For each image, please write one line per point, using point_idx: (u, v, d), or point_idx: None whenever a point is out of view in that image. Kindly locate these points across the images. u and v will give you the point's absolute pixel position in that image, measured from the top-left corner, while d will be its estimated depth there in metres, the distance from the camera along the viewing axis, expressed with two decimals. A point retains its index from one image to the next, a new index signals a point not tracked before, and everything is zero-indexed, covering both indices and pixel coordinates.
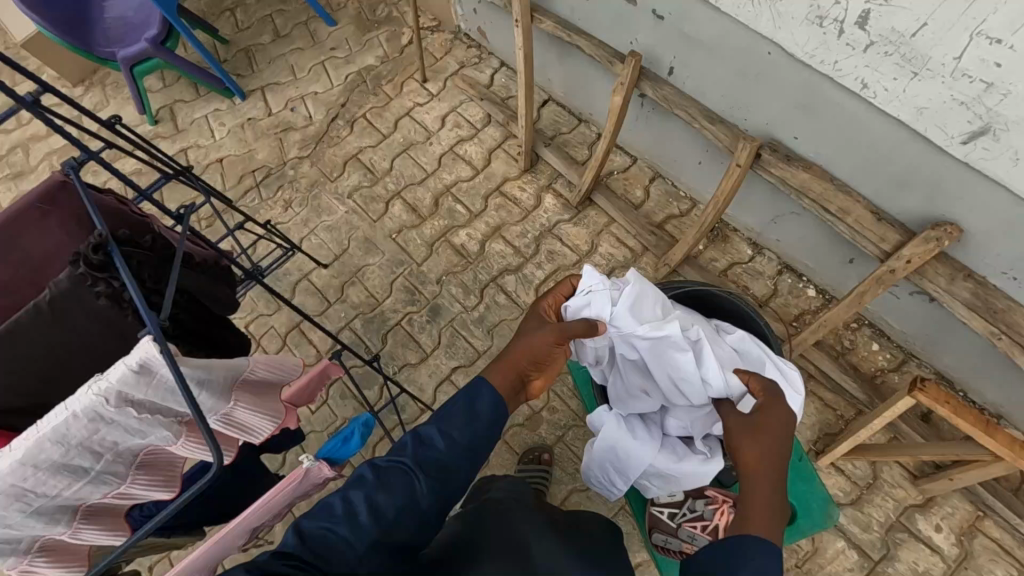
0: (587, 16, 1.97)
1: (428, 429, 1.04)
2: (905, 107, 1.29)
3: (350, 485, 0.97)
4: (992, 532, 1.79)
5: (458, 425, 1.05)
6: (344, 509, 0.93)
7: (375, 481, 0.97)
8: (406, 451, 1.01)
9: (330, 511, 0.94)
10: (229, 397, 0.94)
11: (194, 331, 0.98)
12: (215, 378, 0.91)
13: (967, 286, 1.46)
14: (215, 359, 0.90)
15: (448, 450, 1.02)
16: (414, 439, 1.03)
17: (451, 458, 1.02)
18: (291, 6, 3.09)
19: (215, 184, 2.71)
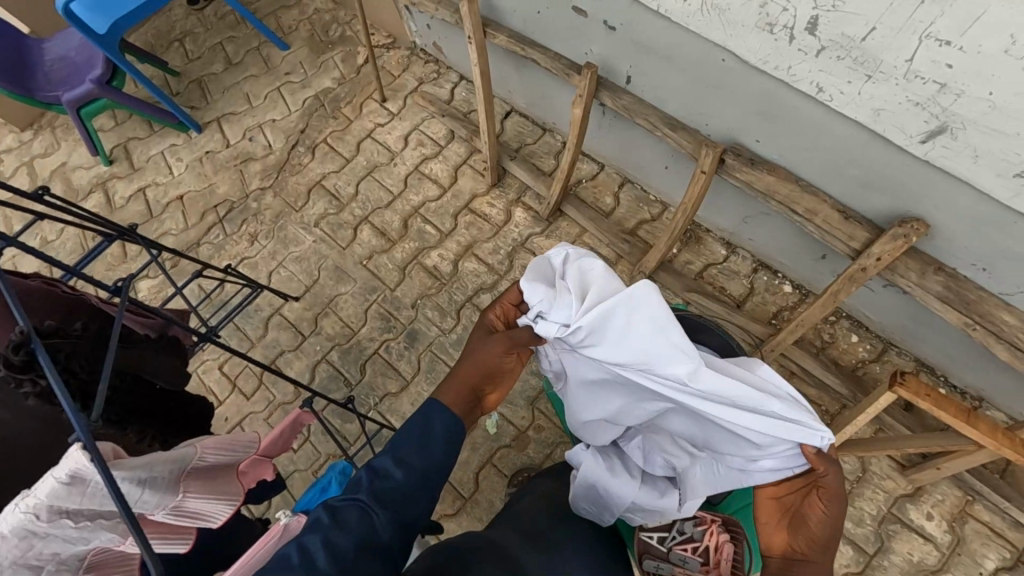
0: (540, 28, 1.94)
1: (384, 459, 0.97)
2: (862, 110, 1.27)
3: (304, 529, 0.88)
4: (983, 516, 1.79)
5: (413, 450, 0.98)
6: (302, 556, 0.83)
7: (331, 520, 0.88)
8: (361, 487, 0.94)
9: (287, 562, 0.83)
10: (177, 490, 0.85)
11: (138, 411, 0.96)
12: (157, 472, 0.82)
13: (938, 279, 1.45)
14: (156, 457, 0.81)
15: (410, 483, 0.96)
16: (369, 472, 0.95)
17: (411, 491, 0.95)
18: (241, 33, 3.02)
19: (177, 223, 2.64)
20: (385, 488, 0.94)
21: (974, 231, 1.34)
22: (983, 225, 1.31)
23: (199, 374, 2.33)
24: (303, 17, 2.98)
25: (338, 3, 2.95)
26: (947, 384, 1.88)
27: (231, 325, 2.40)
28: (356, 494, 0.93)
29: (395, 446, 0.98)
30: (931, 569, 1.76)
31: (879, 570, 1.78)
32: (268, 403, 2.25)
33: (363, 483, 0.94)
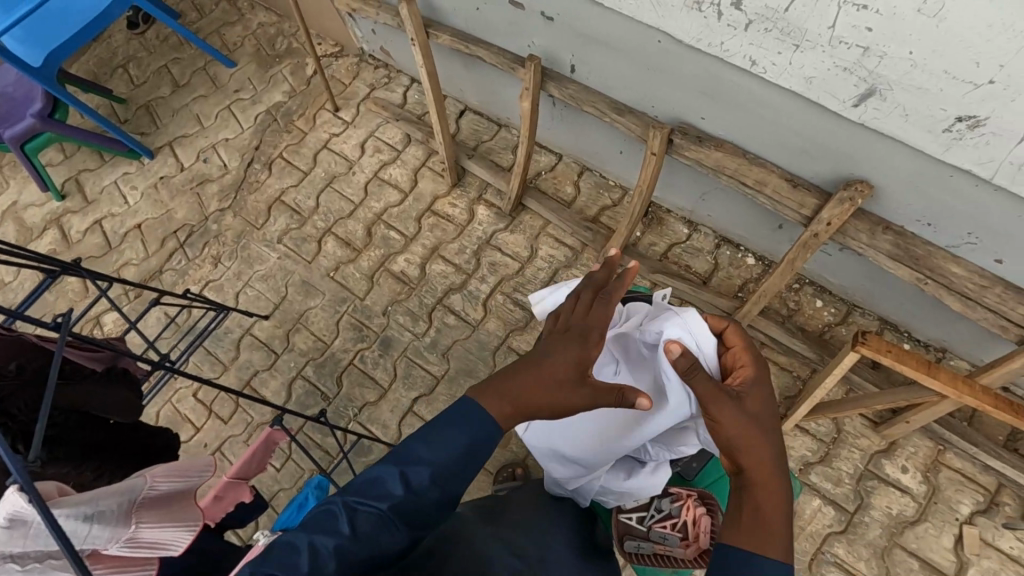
0: (481, 25, 1.93)
1: (420, 472, 0.86)
2: (795, 79, 1.30)
3: (315, 531, 0.82)
4: (954, 463, 1.84)
5: (451, 462, 0.87)
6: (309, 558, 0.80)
7: (345, 526, 0.82)
8: (380, 489, 0.85)
9: (295, 562, 0.79)
10: (129, 521, 0.85)
11: (95, 446, 0.98)
12: (104, 507, 0.83)
13: (888, 238, 1.48)
14: (102, 490, 0.82)
15: (434, 500, 0.87)
16: (399, 479, 0.85)
17: (433, 506, 0.86)
18: (186, 54, 2.97)
19: (138, 252, 2.59)
20: (407, 503, 0.85)
21: (914, 188, 1.37)
22: (922, 182, 1.34)
23: (174, 403, 2.30)
24: (247, 32, 2.94)
25: (281, 15, 2.92)
26: (910, 338, 1.92)
27: (201, 350, 2.36)
28: (377, 505, 0.84)
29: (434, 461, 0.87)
30: (910, 520, 1.81)
31: (861, 527, 1.82)
32: (246, 425, 2.22)
33: (388, 488, 0.85)
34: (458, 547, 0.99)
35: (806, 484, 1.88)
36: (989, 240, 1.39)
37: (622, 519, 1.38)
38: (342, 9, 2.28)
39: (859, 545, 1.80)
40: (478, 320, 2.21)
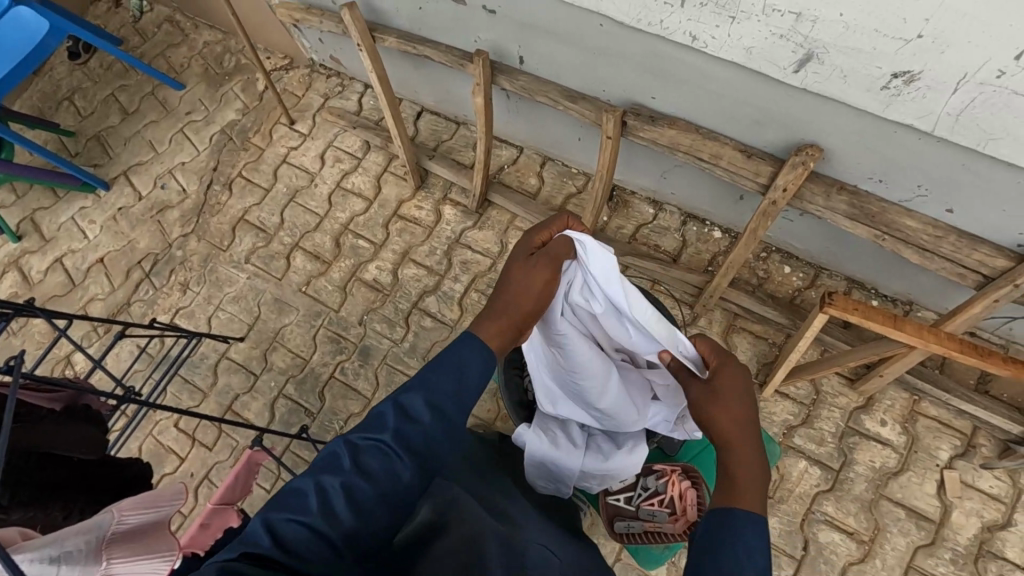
0: (425, 24, 1.92)
1: (415, 402, 0.93)
2: (735, 50, 1.31)
3: (322, 469, 0.88)
4: (930, 411, 1.89)
5: (445, 384, 0.95)
6: (318, 497, 0.85)
7: (350, 463, 0.88)
8: (386, 425, 0.91)
9: (303, 502, 0.84)
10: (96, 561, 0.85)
11: (41, 485, 0.97)
12: (71, 546, 0.83)
13: (843, 198, 1.50)
14: (65, 531, 0.82)
15: (432, 429, 0.92)
16: (397, 410, 0.92)
17: (431, 436, 0.92)
18: (132, 80, 2.91)
19: (103, 286, 2.54)
20: (410, 435, 0.91)
21: (862, 146, 1.40)
22: (869, 140, 1.37)
23: (155, 435, 2.26)
24: (193, 52, 2.89)
25: (226, 32, 2.87)
26: (878, 295, 1.96)
27: (178, 379, 2.33)
28: (379, 438, 0.90)
29: (430, 388, 0.94)
30: (893, 471, 1.85)
31: (847, 483, 1.86)
32: (231, 450, 2.19)
33: (388, 424, 0.91)
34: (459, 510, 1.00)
35: (791, 447, 1.91)
36: (938, 192, 1.42)
37: (610, 501, 1.46)
38: (286, 20, 2.25)
39: (847, 501, 1.84)
40: (455, 320, 2.21)
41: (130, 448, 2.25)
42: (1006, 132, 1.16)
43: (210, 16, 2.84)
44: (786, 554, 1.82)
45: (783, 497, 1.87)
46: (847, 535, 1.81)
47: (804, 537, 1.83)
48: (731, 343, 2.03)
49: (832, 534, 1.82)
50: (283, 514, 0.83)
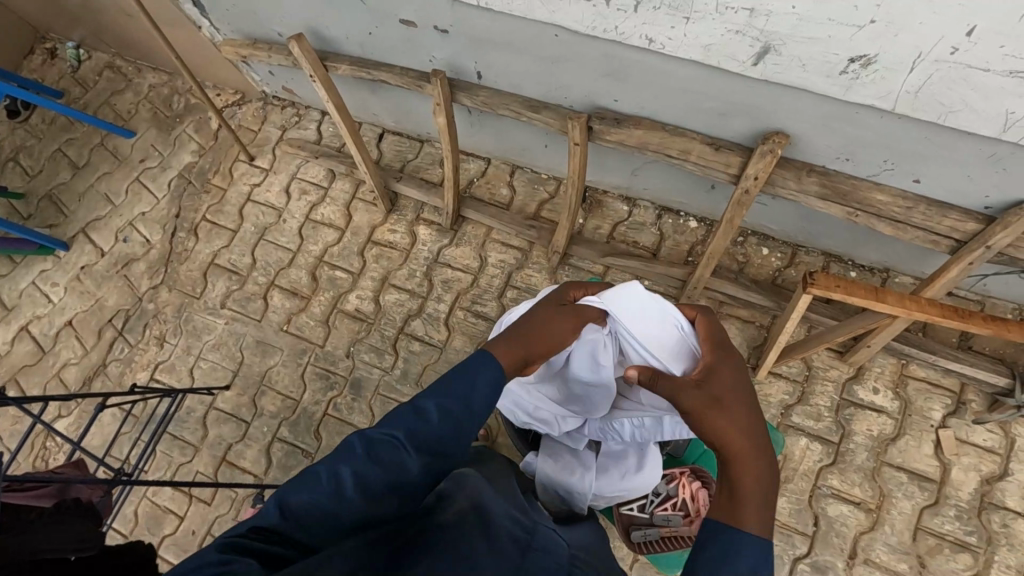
0: (377, 48, 1.88)
1: (428, 402, 0.98)
2: (693, 49, 1.32)
3: (337, 457, 0.93)
4: (919, 373, 1.93)
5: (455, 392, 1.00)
6: (330, 481, 0.90)
7: (362, 454, 0.92)
8: (400, 423, 0.96)
9: (317, 484, 0.90)
10: None
11: None
12: None
13: (813, 180, 1.52)
14: None
15: (441, 432, 0.96)
16: (414, 412, 0.97)
17: (440, 441, 0.96)
18: (78, 132, 2.81)
19: (75, 350, 2.45)
20: (421, 434, 0.95)
21: (826, 128, 1.41)
22: (833, 123, 1.39)
23: (150, 497, 2.19)
24: (139, 97, 2.80)
25: (171, 72, 2.78)
26: (856, 266, 1.99)
27: (167, 437, 2.26)
28: (395, 435, 0.95)
29: (443, 393, 1.00)
30: (891, 437, 1.89)
31: (849, 454, 1.89)
32: (231, 501, 2.14)
33: (401, 422, 0.96)
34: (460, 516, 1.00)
35: (790, 426, 1.93)
36: (904, 164, 1.44)
37: (624, 511, 1.53)
38: (232, 57, 2.19)
39: (851, 471, 1.87)
40: (444, 340, 2.18)
41: (125, 514, 2.18)
42: (965, 104, 1.19)
43: (152, 58, 2.75)
44: (798, 531, 1.84)
45: (788, 476, 1.89)
46: (854, 505, 1.84)
47: (814, 513, 1.86)
48: None
49: (841, 506, 1.85)
50: (295, 488, 0.90)
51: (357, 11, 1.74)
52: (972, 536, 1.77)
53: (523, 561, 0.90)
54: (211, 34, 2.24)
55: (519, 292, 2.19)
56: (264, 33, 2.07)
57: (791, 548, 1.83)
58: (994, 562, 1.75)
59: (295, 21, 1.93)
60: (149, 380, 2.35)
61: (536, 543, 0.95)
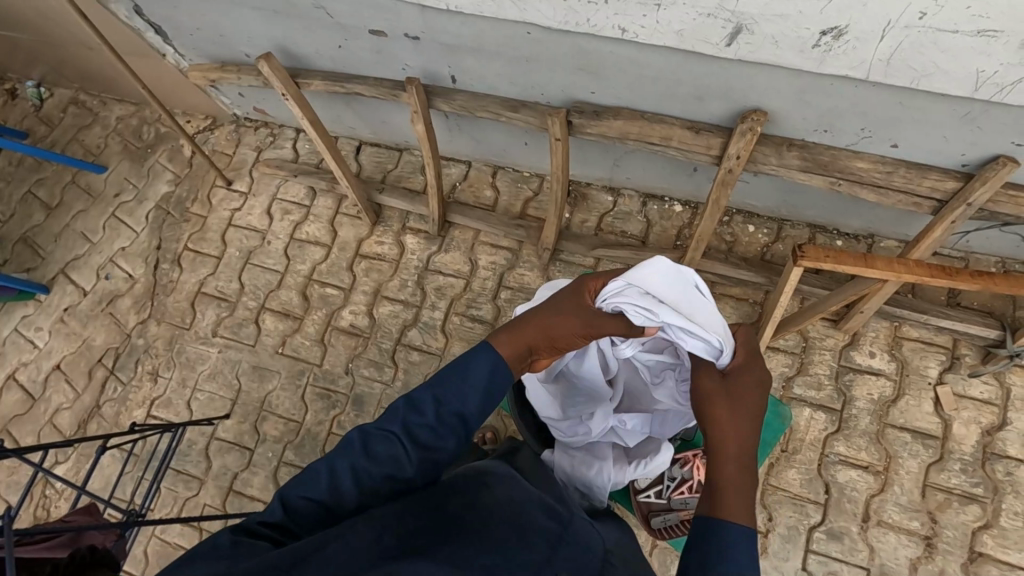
0: (347, 61, 1.87)
1: (423, 394, 1.01)
2: (667, 35, 1.33)
3: (338, 453, 0.96)
4: (912, 334, 1.96)
5: (452, 385, 1.02)
6: (331, 478, 0.94)
7: (362, 451, 0.96)
8: (396, 416, 0.99)
9: (318, 482, 0.94)
10: None
11: None
12: None
13: (794, 154, 1.54)
14: None
15: (440, 429, 0.99)
16: (411, 407, 0.99)
17: (439, 436, 0.99)
18: (48, 172, 2.75)
19: (66, 394, 2.40)
20: (421, 428, 0.98)
21: (802, 102, 1.43)
22: (808, 97, 1.41)
23: (159, 535, 2.16)
24: (108, 130, 2.74)
25: (139, 103, 2.73)
26: (841, 234, 2.02)
27: (170, 473, 2.22)
28: (390, 428, 0.98)
29: (436, 385, 1.02)
30: (891, 398, 1.92)
31: (853, 420, 1.92)
32: None
33: (398, 416, 0.99)
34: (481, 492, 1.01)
35: (793, 397, 1.96)
36: (881, 130, 1.46)
37: (642, 500, 1.59)
38: (201, 82, 2.16)
39: (856, 437, 1.90)
40: (442, 347, 2.17)
41: (135, 554, 2.15)
42: (935, 67, 1.21)
43: (117, 90, 2.70)
44: (811, 501, 1.87)
45: (795, 448, 1.91)
46: (863, 469, 1.87)
47: (824, 481, 1.88)
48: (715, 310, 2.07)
49: (850, 472, 1.88)
50: (299, 486, 0.95)
51: (325, 26, 1.73)
52: (978, 487, 1.81)
53: (552, 553, 0.92)
54: (177, 61, 2.21)
55: (513, 292, 2.19)
56: (232, 55, 2.05)
57: (805, 517, 1.86)
58: (1002, 510, 1.79)
59: (262, 42, 1.91)
60: (146, 417, 2.31)
61: (565, 536, 0.97)
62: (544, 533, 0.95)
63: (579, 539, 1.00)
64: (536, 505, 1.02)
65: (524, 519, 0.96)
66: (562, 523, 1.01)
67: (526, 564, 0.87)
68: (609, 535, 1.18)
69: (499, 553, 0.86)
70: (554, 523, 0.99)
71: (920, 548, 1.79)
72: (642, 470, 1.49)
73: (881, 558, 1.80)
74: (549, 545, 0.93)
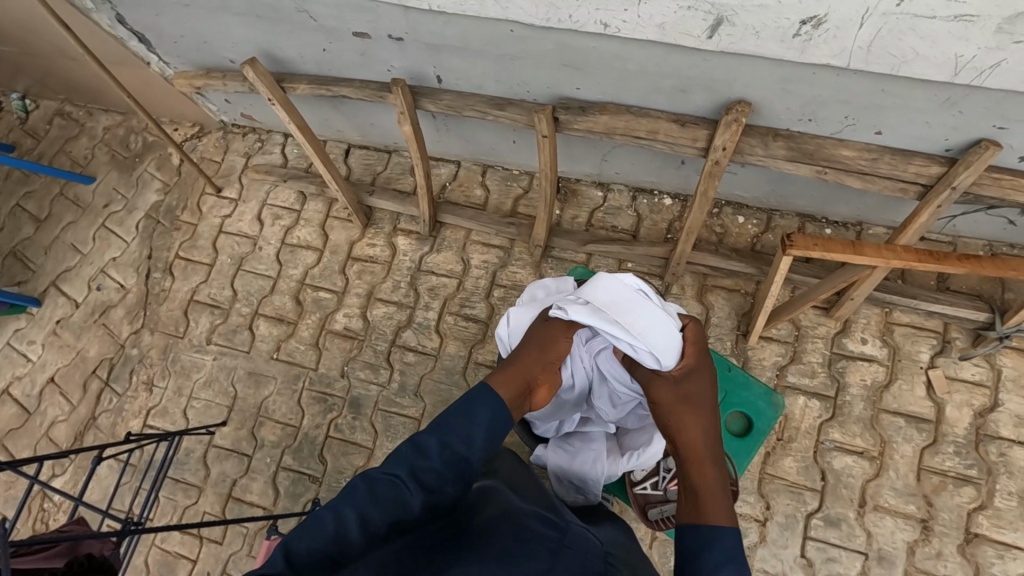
0: (333, 63, 1.87)
1: (423, 435, 1.08)
2: (649, 29, 1.34)
3: (340, 499, 0.99)
4: (903, 319, 1.98)
5: (447, 428, 1.09)
6: (335, 525, 0.96)
7: (365, 494, 1.00)
8: (400, 460, 1.05)
9: (323, 531, 0.95)
10: None
11: None
12: None
13: (780, 144, 1.55)
14: None
15: (443, 469, 1.05)
16: (415, 449, 1.06)
17: (442, 477, 1.05)
18: (36, 184, 2.73)
19: (62, 407, 2.39)
20: (422, 467, 1.04)
21: (785, 92, 1.44)
22: (789, 86, 1.41)
23: (159, 544, 2.15)
24: (95, 141, 2.73)
25: (125, 112, 2.72)
26: (830, 223, 2.04)
27: (168, 482, 2.22)
28: (394, 471, 1.03)
29: (440, 429, 1.09)
30: (884, 384, 1.93)
31: (847, 406, 1.93)
32: (243, 537, 2.10)
33: (403, 458, 1.05)
34: (480, 517, 1.02)
35: (787, 386, 1.97)
36: (865, 118, 1.47)
37: (638, 492, 1.61)
38: (187, 89, 2.16)
39: (851, 423, 1.91)
40: (437, 347, 2.18)
41: (136, 564, 2.14)
42: (916, 53, 1.22)
43: (102, 100, 2.69)
44: (808, 488, 1.88)
45: (791, 436, 1.93)
46: (858, 455, 1.89)
47: (821, 468, 1.89)
48: (707, 302, 2.07)
49: (845, 458, 1.89)
50: (303, 534, 0.95)
51: (308, 29, 1.73)
52: (972, 468, 1.83)
53: (556, 560, 0.91)
54: (162, 69, 2.20)
55: (506, 290, 2.19)
56: (216, 61, 2.05)
57: (803, 505, 1.87)
58: (996, 491, 1.80)
59: (246, 47, 1.91)
60: (142, 426, 2.31)
61: (566, 542, 0.97)
62: (548, 541, 0.96)
63: (580, 542, 1.00)
64: (532, 519, 1.03)
65: (528, 530, 0.98)
66: (561, 530, 1.02)
67: (532, 570, 0.87)
68: (607, 534, 1.19)
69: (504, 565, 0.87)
70: (554, 532, 1.00)
71: (918, 531, 1.81)
72: (635, 461, 1.49)
73: (878, 543, 1.82)
74: (552, 551, 0.93)
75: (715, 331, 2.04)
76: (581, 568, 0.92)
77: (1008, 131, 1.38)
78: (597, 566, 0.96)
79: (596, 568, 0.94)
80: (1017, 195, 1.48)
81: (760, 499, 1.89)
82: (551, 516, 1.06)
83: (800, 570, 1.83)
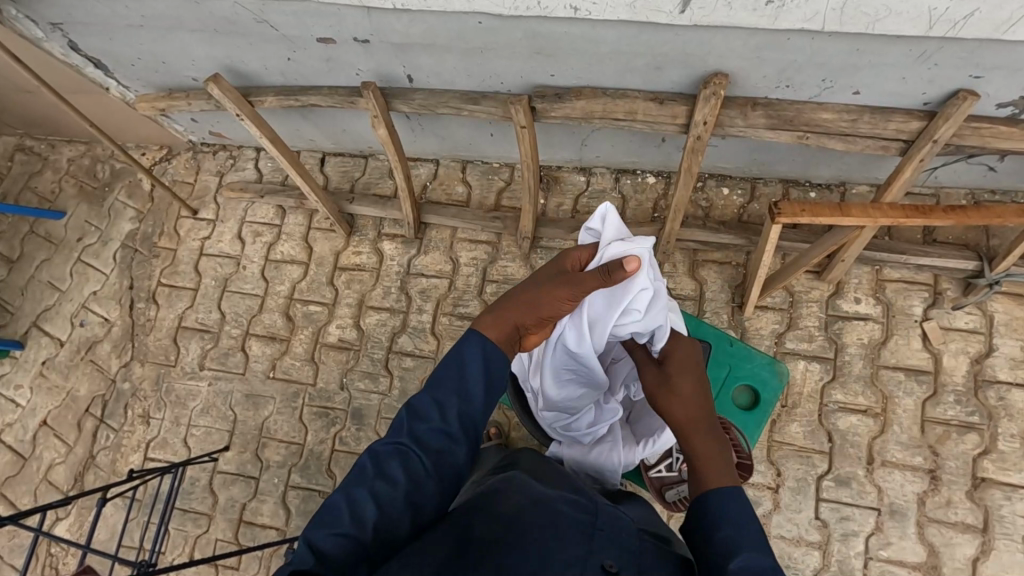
0: (301, 72, 1.81)
1: (423, 399, 1.02)
2: (619, 8, 1.32)
3: (352, 482, 0.96)
4: (894, 275, 1.99)
5: (448, 390, 1.02)
6: (352, 513, 0.92)
7: (375, 473, 0.96)
8: (404, 428, 1.00)
9: (337, 516, 0.93)
10: None
11: None
12: None
13: (760, 113, 1.54)
14: None
15: (445, 425, 1.00)
16: (410, 413, 1.01)
17: (449, 440, 0.99)
18: (3, 224, 2.64)
19: (58, 449, 2.34)
20: (424, 430, 0.99)
21: (761, 60, 1.42)
22: (763, 52, 1.40)
23: None
24: (60, 173, 2.65)
25: (88, 141, 2.64)
26: (813, 186, 2.04)
27: (177, 513, 2.19)
28: (397, 441, 0.99)
29: (433, 385, 1.03)
30: (881, 340, 1.95)
31: (846, 366, 1.94)
32: (259, 560, 2.08)
33: (405, 427, 1.00)
34: (506, 498, 1.00)
35: (786, 352, 1.98)
36: (841, 79, 1.46)
37: (653, 475, 1.63)
38: (150, 112, 2.09)
39: (852, 382, 1.93)
40: (435, 350, 2.16)
41: None
42: (887, 10, 1.22)
43: (63, 130, 2.60)
44: (816, 452, 1.90)
45: (795, 403, 1.94)
46: (862, 414, 1.90)
47: (827, 430, 1.91)
48: (700, 278, 2.07)
49: (850, 418, 1.91)
50: (322, 526, 0.92)
51: (270, 39, 1.68)
52: (974, 415, 1.85)
53: (592, 547, 0.91)
54: (122, 93, 2.12)
55: (498, 285, 2.17)
56: (178, 81, 1.99)
57: (812, 468, 1.89)
58: (998, 435, 1.83)
59: (207, 64, 1.85)
60: (143, 460, 2.27)
61: (599, 523, 0.97)
62: (579, 527, 0.94)
63: (612, 523, 0.99)
64: (561, 502, 1.01)
65: (557, 515, 0.96)
66: (592, 513, 1.01)
67: (571, 560, 0.87)
68: (635, 510, 1.19)
69: (540, 556, 0.86)
70: (585, 515, 0.99)
71: (926, 482, 1.83)
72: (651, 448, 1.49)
73: (889, 497, 1.85)
74: (588, 538, 0.93)
75: (710, 305, 2.05)
76: (615, 553, 0.91)
77: (984, 79, 1.38)
78: (632, 545, 0.95)
79: (630, 547, 0.94)
80: (996, 143, 1.49)
81: (770, 467, 1.91)
82: (577, 497, 1.06)
83: (816, 532, 1.85)
